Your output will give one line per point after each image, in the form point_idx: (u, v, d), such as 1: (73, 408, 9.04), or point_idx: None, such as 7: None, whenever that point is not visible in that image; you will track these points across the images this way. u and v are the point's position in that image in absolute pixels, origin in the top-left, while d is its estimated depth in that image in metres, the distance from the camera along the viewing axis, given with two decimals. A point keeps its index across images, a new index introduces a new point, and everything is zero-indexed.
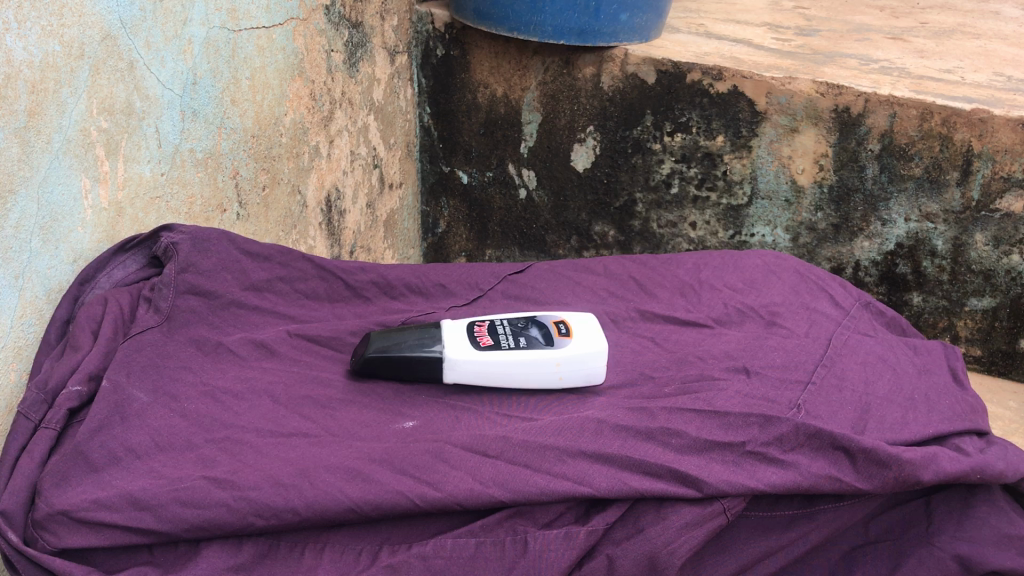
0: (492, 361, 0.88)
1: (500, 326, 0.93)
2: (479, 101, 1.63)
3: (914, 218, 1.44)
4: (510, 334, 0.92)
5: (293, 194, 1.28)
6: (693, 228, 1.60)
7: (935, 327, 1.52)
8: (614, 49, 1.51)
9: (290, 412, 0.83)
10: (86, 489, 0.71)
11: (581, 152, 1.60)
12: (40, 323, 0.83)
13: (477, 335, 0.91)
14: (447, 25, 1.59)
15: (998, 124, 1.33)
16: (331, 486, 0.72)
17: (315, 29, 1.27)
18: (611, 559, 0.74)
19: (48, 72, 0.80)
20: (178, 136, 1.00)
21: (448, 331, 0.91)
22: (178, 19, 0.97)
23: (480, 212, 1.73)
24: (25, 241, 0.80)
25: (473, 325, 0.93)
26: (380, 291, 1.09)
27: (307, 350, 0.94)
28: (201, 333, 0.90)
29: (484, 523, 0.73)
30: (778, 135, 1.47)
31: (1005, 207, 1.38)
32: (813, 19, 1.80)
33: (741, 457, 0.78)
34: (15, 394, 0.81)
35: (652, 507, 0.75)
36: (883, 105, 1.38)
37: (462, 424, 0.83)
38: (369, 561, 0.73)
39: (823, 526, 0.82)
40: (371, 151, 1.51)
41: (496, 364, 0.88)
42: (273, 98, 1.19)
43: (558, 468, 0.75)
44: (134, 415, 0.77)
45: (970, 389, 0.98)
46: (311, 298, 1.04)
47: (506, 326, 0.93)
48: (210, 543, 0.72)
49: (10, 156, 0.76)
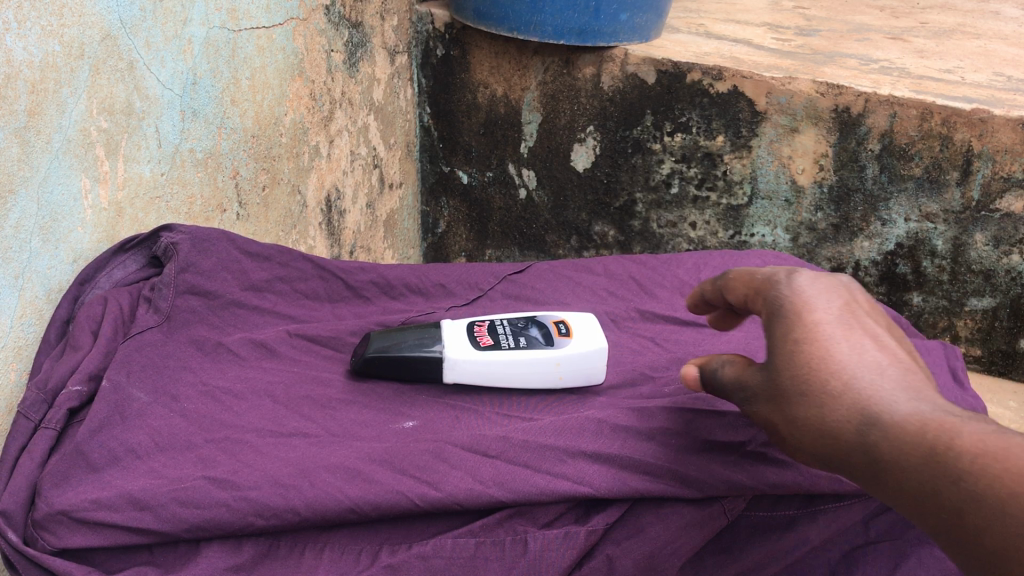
0: (491, 361, 0.88)
1: (499, 326, 0.93)
2: (479, 100, 1.63)
3: (914, 218, 1.44)
4: (510, 334, 0.92)
5: (293, 194, 1.28)
6: (693, 228, 1.60)
7: (935, 327, 1.52)
8: (614, 49, 1.50)
9: (290, 413, 0.84)
10: (85, 488, 0.71)
11: (581, 152, 1.60)
12: (40, 323, 0.84)
13: (477, 335, 0.91)
14: (446, 25, 1.59)
15: (998, 124, 1.32)
16: (331, 486, 0.72)
17: (315, 29, 1.27)
18: (611, 559, 0.73)
19: (48, 73, 0.80)
20: (178, 136, 1.00)
21: (448, 330, 0.91)
22: (178, 19, 0.97)
23: (480, 212, 1.75)
24: (25, 241, 0.80)
25: (473, 325, 0.93)
26: (380, 290, 1.09)
27: (306, 350, 0.95)
28: (202, 333, 0.90)
29: (484, 523, 0.73)
30: (778, 135, 1.46)
31: (1005, 207, 1.38)
32: (813, 19, 1.80)
33: (743, 458, 0.77)
34: (15, 394, 0.81)
35: (652, 507, 0.75)
36: (883, 105, 1.37)
37: (462, 424, 0.83)
38: (369, 561, 0.72)
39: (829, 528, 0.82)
40: (371, 150, 1.51)
41: (496, 364, 0.88)
42: (273, 98, 1.19)
43: (559, 468, 0.75)
44: (134, 415, 0.78)
45: (971, 389, 0.98)
46: (310, 298, 1.04)
47: (506, 326, 0.93)
48: (210, 543, 0.72)
49: (10, 155, 0.76)
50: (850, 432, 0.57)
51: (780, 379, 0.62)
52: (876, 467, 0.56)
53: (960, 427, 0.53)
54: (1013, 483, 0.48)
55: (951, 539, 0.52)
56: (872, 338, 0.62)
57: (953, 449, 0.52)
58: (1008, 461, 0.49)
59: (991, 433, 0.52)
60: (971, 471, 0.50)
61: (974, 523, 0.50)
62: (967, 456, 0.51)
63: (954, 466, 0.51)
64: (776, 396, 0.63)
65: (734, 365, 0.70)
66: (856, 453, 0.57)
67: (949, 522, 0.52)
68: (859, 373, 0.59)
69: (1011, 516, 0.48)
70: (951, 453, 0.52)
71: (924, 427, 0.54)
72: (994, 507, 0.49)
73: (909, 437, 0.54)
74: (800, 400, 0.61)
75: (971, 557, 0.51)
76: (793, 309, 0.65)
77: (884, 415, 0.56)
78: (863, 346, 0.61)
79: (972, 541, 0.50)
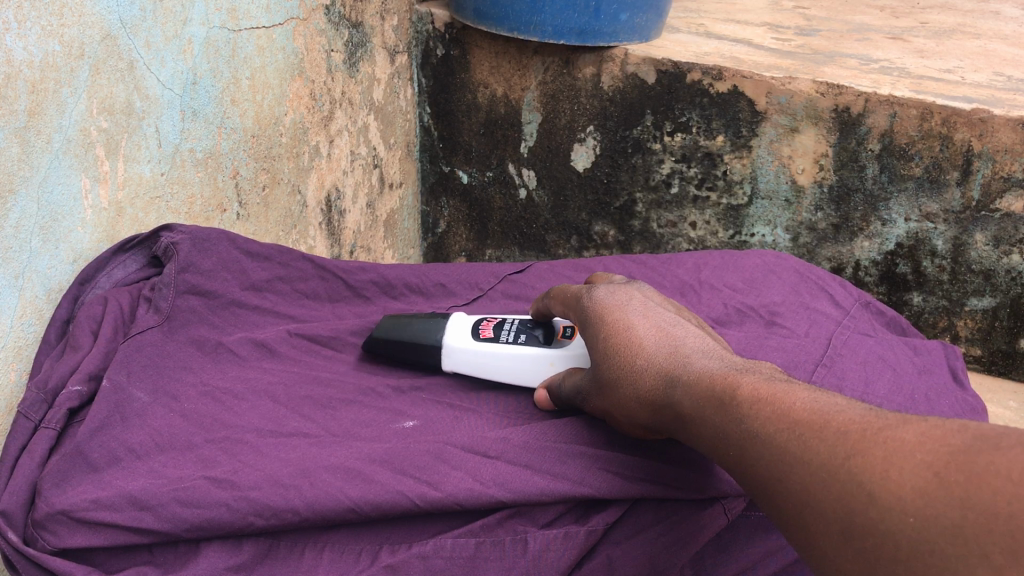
0: (483, 352, 0.90)
1: (509, 322, 0.93)
2: (479, 100, 1.63)
3: (914, 218, 1.43)
4: (514, 330, 0.92)
5: (293, 194, 1.28)
6: (693, 228, 1.61)
7: (935, 327, 1.52)
8: (614, 49, 1.50)
9: (290, 413, 0.84)
10: (85, 489, 0.71)
11: (581, 152, 1.60)
12: (40, 323, 0.84)
13: (480, 327, 0.93)
14: (446, 25, 1.59)
15: (998, 124, 1.32)
16: (331, 486, 0.72)
17: (315, 29, 1.27)
18: (611, 559, 0.73)
19: (48, 72, 0.79)
20: (178, 136, 1.00)
21: (455, 321, 0.94)
22: (178, 19, 0.97)
23: (480, 212, 1.75)
24: (25, 241, 0.80)
25: (483, 318, 0.95)
26: (380, 290, 1.10)
27: (307, 350, 0.95)
28: (201, 333, 0.90)
29: (484, 523, 0.72)
30: (778, 135, 1.46)
31: (1005, 207, 1.37)
32: (812, 19, 1.80)
33: None
34: (15, 394, 0.81)
35: (652, 507, 0.75)
36: (883, 105, 1.37)
37: (462, 424, 0.84)
38: (369, 561, 0.72)
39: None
40: (371, 150, 1.51)
41: (487, 356, 0.90)
42: (273, 98, 1.19)
43: (559, 468, 0.75)
44: (134, 415, 0.78)
45: (971, 389, 0.99)
46: (310, 298, 1.05)
47: (516, 323, 0.93)
48: (210, 543, 0.72)
49: (10, 155, 0.76)
50: (653, 399, 0.69)
51: (597, 370, 0.76)
52: (675, 421, 0.67)
53: (740, 379, 0.62)
54: (783, 423, 0.56)
55: (739, 477, 0.59)
56: (665, 322, 0.76)
57: (737, 397, 0.61)
58: (782, 407, 0.57)
59: (770, 386, 0.60)
60: (748, 415, 0.59)
61: (750, 458, 0.58)
62: (745, 403, 0.60)
63: (736, 411, 0.60)
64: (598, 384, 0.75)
65: (572, 372, 0.82)
66: (662, 413, 0.69)
67: (735, 463, 0.59)
68: (654, 349, 0.72)
69: (780, 452, 0.55)
70: (735, 400, 0.61)
71: (711, 381, 0.64)
72: (769, 446, 0.56)
73: (698, 391, 0.64)
74: (613, 378, 0.73)
75: (756, 492, 0.58)
76: (601, 312, 0.78)
77: (673, 377, 0.68)
78: (656, 329, 0.74)
79: (754, 477, 0.57)
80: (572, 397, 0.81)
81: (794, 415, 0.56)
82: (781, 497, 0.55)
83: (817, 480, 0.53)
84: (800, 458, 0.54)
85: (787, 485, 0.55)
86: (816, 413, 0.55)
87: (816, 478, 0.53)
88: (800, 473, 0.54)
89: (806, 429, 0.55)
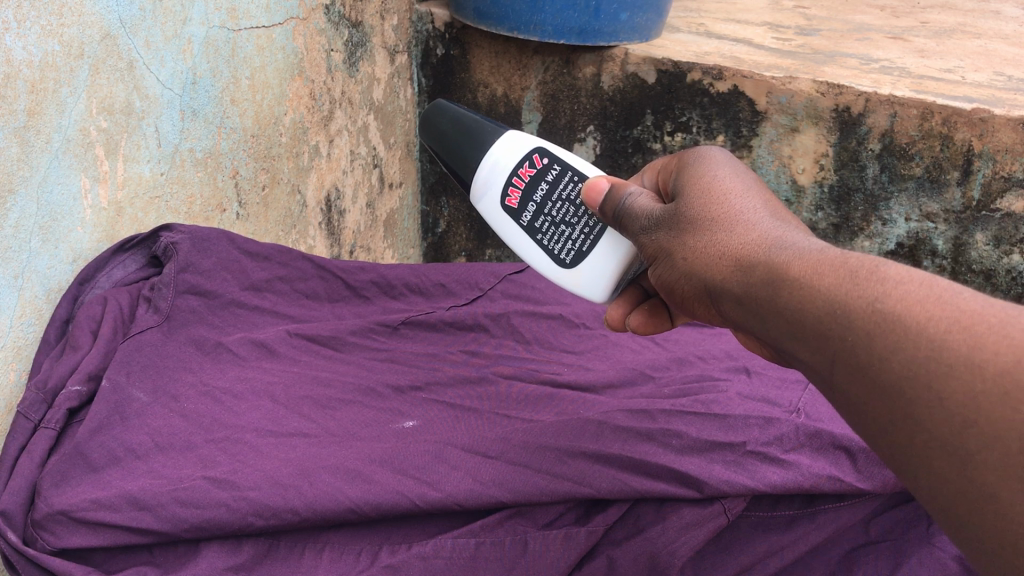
0: (551, 147, 0.86)
1: (527, 213, 0.86)
2: (479, 100, 1.63)
3: (914, 218, 1.43)
4: (541, 204, 0.85)
5: (293, 194, 1.28)
6: None
7: None
8: (614, 49, 1.50)
9: (290, 412, 0.84)
10: (85, 489, 0.71)
11: (581, 151, 1.61)
12: (40, 323, 0.84)
13: (518, 179, 0.85)
14: (446, 25, 1.59)
15: (998, 124, 1.31)
16: (330, 486, 0.72)
17: (315, 29, 1.27)
18: (612, 560, 0.73)
19: (48, 72, 0.79)
20: (178, 136, 1.00)
21: (496, 157, 0.86)
22: (178, 18, 0.97)
23: None
24: (24, 240, 0.79)
25: (505, 192, 0.86)
26: (380, 290, 1.13)
27: (306, 350, 0.95)
28: (201, 333, 0.90)
29: (484, 523, 0.72)
30: (778, 135, 1.46)
31: (1005, 207, 1.36)
32: (812, 19, 1.80)
33: (741, 457, 0.76)
34: (14, 394, 0.81)
35: (653, 507, 0.75)
36: (883, 105, 1.37)
37: (462, 424, 0.84)
38: (369, 561, 0.72)
39: (837, 529, 0.77)
40: (371, 150, 1.51)
41: (556, 151, 0.85)
42: (273, 98, 1.19)
43: (559, 469, 0.74)
44: (134, 415, 0.78)
45: None
46: (310, 298, 1.06)
47: (532, 214, 0.85)
48: (209, 543, 0.71)
49: (9, 155, 0.76)
50: (753, 268, 0.59)
51: (687, 245, 0.65)
52: (765, 307, 0.57)
53: (879, 259, 0.52)
54: (940, 314, 0.47)
55: (851, 373, 0.50)
56: (777, 210, 0.65)
57: (878, 275, 0.51)
58: (942, 297, 0.48)
59: (919, 270, 0.50)
60: (891, 295, 0.49)
61: (882, 351, 0.48)
62: (888, 281, 0.50)
63: (874, 292, 0.50)
64: (687, 259, 0.65)
65: (648, 197, 0.73)
66: (757, 291, 0.58)
67: (852, 356, 0.50)
68: (766, 230, 0.61)
69: (938, 353, 0.46)
70: (873, 281, 0.50)
71: (837, 259, 0.54)
72: (919, 342, 0.47)
73: (823, 266, 0.54)
74: (717, 240, 0.63)
75: (876, 395, 0.49)
76: (709, 186, 0.67)
77: (795, 249, 0.57)
78: (774, 211, 0.64)
79: (880, 378, 0.49)
80: (636, 215, 0.72)
81: (958, 308, 0.47)
82: (919, 407, 0.47)
83: (993, 392, 0.44)
84: (968, 360, 0.45)
85: (938, 394, 0.46)
86: (989, 307, 0.46)
87: (990, 390, 0.44)
88: (967, 381, 0.45)
89: (975, 324, 0.46)
